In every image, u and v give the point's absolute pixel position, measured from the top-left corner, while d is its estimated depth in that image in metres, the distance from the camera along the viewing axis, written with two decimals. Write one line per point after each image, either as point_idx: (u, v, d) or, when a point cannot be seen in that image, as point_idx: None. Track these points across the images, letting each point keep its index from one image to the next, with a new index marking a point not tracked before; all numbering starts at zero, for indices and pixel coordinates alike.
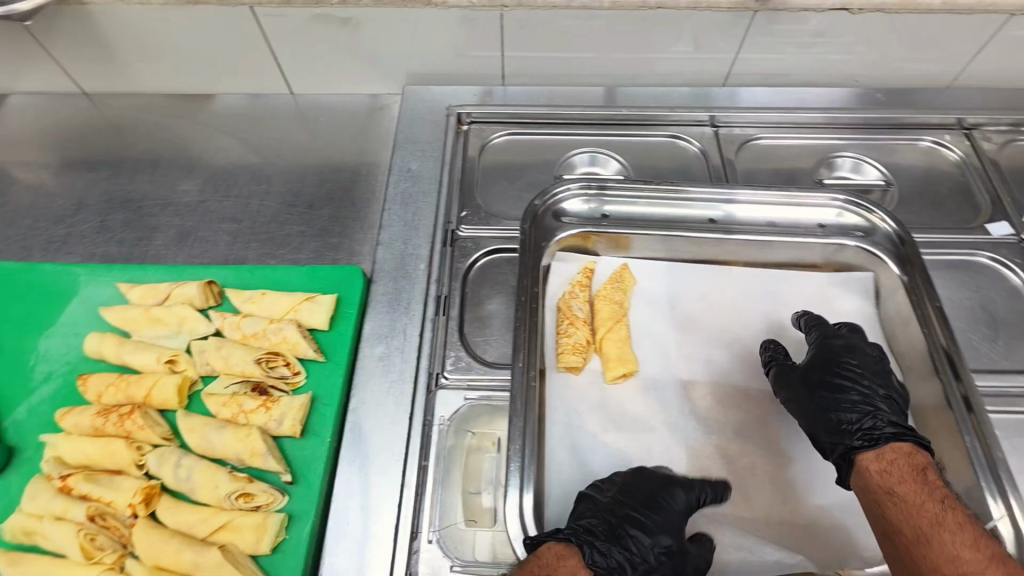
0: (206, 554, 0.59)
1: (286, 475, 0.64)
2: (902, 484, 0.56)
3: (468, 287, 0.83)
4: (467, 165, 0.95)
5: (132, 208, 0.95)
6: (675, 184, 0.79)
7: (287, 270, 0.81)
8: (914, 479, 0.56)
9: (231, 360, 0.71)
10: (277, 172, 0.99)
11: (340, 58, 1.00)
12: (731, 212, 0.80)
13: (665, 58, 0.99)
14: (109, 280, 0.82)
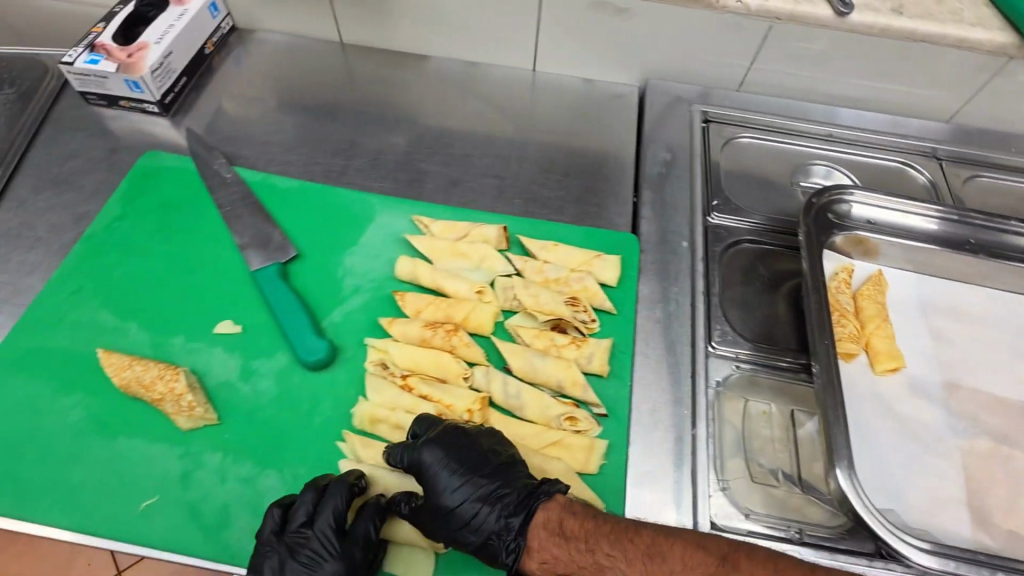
0: (550, 463, 0.68)
1: (601, 408, 0.72)
2: None
3: (722, 269, 0.91)
4: (711, 160, 1.02)
5: (397, 151, 1.03)
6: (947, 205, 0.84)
7: (567, 228, 0.88)
8: None
9: (540, 300, 0.78)
10: (527, 139, 1.06)
11: (597, 43, 1.08)
12: (990, 237, 0.85)
13: (901, 90, 1.06)
14: (403, 212, 0.89)
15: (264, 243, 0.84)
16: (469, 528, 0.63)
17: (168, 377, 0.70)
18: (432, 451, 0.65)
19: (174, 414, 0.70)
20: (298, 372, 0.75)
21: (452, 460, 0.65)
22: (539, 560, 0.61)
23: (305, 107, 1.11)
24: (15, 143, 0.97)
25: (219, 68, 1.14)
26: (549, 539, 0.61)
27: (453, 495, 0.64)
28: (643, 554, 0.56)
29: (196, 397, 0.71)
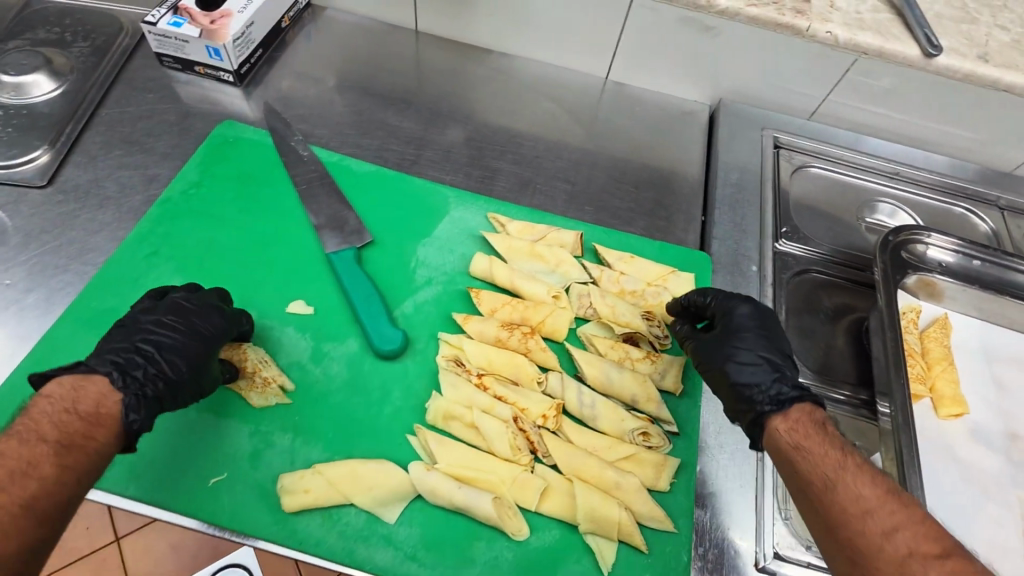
0: (625, 477, 0.66)
1: (672, 426, 0.71)
2: None
3: (788, 296, 0.90)
4: (782, 187, 1.02)
5: (469, 146, 1.03)
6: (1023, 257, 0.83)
7: (641, 241, 0.88)
8: None
9: (617, 311, 0.78)
10: (598, 147, 1.06)
11: (676, 58, 1.08)
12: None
13: (973, 136, 1.06)
14: (477, 208, 0.89)
15: (339, 226, 0.83)
16: (745, 371, 0.65)
17: (256, 363, 0.70)
18: (738, 311, 0.70)
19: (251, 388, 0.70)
20: (370, 359, 0.74)
21: (761, 327, 0.69)
22: (791, 440, 0.58)
23: (376, 91, 1.10)
24: (88, 97, 0.96)
25: (292, 43, 1.13)
26: (806, 431, 0.58)
27: (745, 350, 0.67)
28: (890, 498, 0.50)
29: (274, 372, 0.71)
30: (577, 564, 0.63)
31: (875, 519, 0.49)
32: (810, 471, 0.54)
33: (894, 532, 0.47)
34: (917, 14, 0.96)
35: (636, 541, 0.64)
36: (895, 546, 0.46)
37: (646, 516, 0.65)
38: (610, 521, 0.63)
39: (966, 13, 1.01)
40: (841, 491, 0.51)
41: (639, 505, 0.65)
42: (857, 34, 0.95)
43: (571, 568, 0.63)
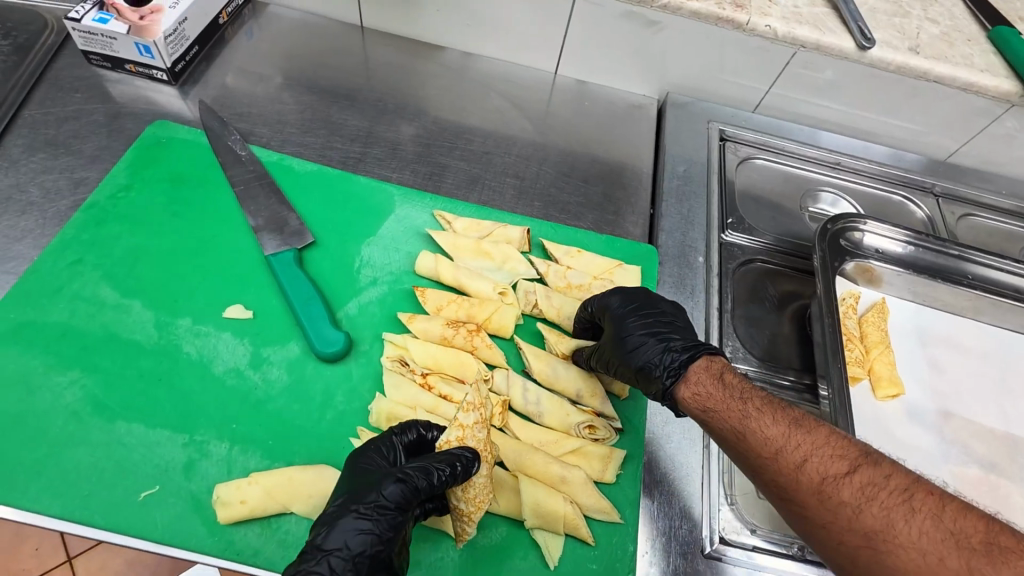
0: (571, 471, 0.66)
1: (616, 422, 0.71)
2: None
3: (734, 284, 0.92)
4: (727, 179, 1.04)
5: (418, 143, 1.01)
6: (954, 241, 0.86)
7: (589, 235, 0.89)
8: None
9: (565, 309, 0.78)
10: (546, 141, 1.06)
11: (624, 53, 1.08)
12: (1001, 275, 0.87)
13: (909, 125, 1.10)
14: (425, 206, 0.88)
15: (279, 227, 0.81)
16: (639, 358, 0.66)
17: (453, 443, 0.61)
18: (612, 303, 0.71)
19: (460, 519, 0.59)
20: (312, 362, 0.72)
21: (634, 307, 0.70)
22: (699, 404, 0.60)
23: (320, 88, 1.07)
24: (9, 99, 0.91)
25: (231, 40, 1.10)
26: (710, 389, 0.60)
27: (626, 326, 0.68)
28: (795, 433, 0.54)
29: (482, 484, 0.59)
30: (524, 561, 0.62)
31: (787, 456, 0.52)
32: (725, 427, 0.57)
33: (805, 463, 0.51)
34: (851, 9, 0.99)
35: (582, 533, 0.63)
36: (810, 475, 0.51)
37: (590, 508, 0.64)
38: (556, 515, 0.62)
39: (898, 7, 1.04)
40: (751, 439, 0.55)
41: (585, 498, 0.65)
42: (795, 28, 0.97)
43: (517, 565, 0.62)
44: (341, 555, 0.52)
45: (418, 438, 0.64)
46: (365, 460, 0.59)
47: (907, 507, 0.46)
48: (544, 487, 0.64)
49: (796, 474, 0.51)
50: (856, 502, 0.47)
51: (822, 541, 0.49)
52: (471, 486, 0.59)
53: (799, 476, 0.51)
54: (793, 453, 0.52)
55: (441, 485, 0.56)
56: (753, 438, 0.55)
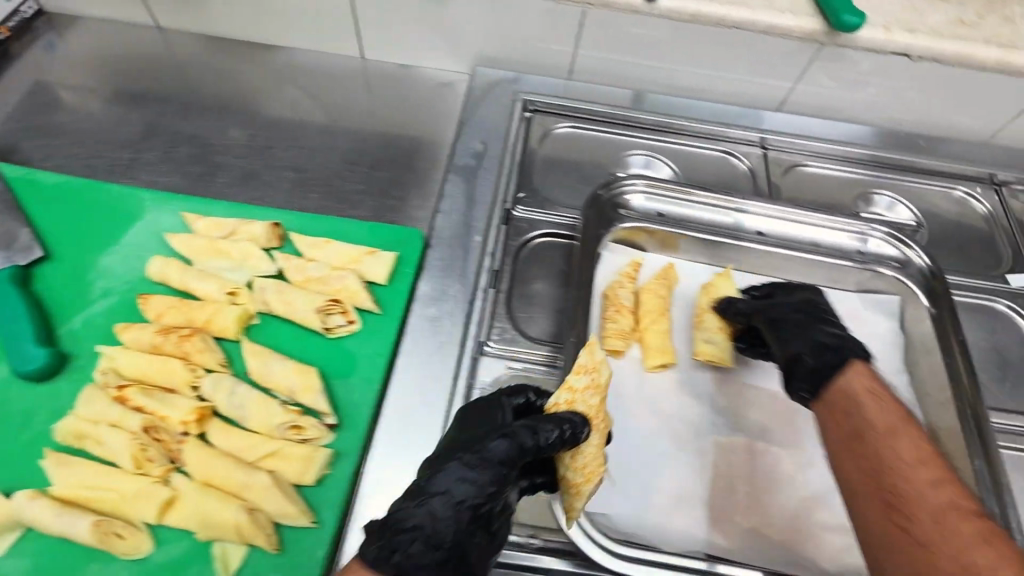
0: (254, 476, 0.62)
1: (332, 418, 0.67)
2: (905, 470, 0.51)
3: (519, 263, 0.86)
4: (530, 151, 0.98)
5: (197, 143, 0.97)
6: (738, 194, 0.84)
7: (349, 222, 0.83)
8: (918, 465, 0.52)
9: (294, 305, 0.73)
10: (338, 129, 1.01)
11: (419, 29, 1.02)
12: (782, 228, 0.85)
13: (731, 76, 1.02)
14: (174, 208, 0.83)
15: (7, 243, 0.77)
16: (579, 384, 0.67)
17: (563, 406, 0.59)
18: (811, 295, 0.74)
19: (570, 491, 0.59)
20: (17, 383, 0.69)
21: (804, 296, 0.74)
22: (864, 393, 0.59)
23: (106, 97, 1.03)
24: None
25: (19, 56, 1.06)
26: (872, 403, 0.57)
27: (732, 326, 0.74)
28: (924, 463, 0.52)
29: (592, 451, 0.59)
30: None
31: (862, 416, 0.56)
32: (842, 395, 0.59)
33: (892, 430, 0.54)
34: None
35: (262, 542, 0.59)
36: (896, 443, 0.53)
37: (277, 514, 0.61)
38: (227, 525, 0.59)
39: None
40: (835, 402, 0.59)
41: (271, 504, 0.61)
42: None
43: None
44: (446, 497, 0.50)
45: (528, 403, 0.63)
46: (479, 416, 0.61)
47: (997, 552, 0.45)
48: (221, 496, 0.60)
49: (913, 482, 0.50)
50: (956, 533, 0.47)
51: (882, 537, 0.50)
52: (581, 456, 0.59)
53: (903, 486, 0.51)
54: (886, 419, 0.55)
55: (552, 445, 0.55)
56: (876, 441, 0.54)
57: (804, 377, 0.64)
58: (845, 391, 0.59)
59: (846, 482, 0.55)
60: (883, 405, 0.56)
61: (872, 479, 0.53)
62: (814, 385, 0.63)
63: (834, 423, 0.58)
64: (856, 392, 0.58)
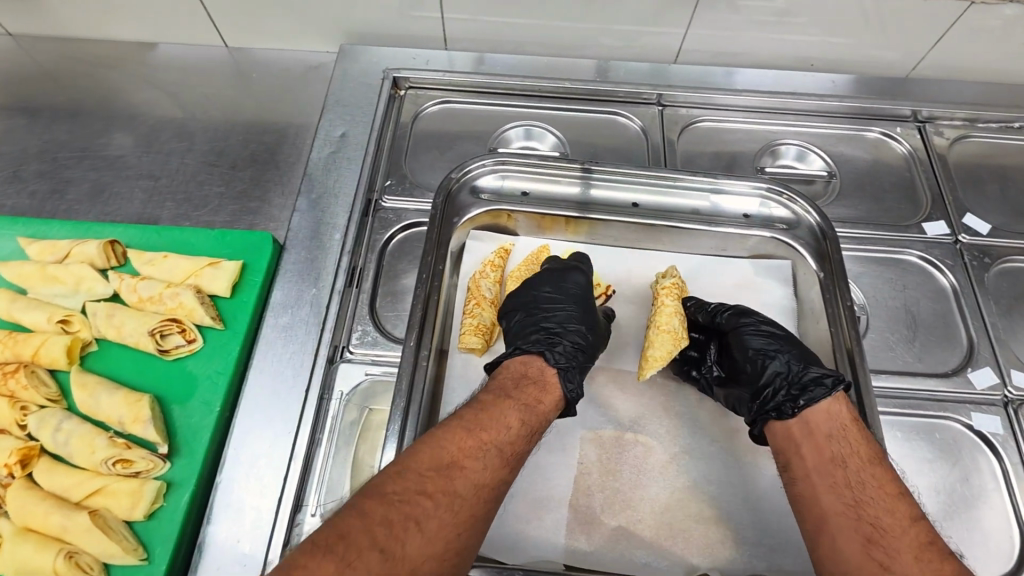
0: (74, 518, 0.59)
1: (164, 447, 0.63)
2: (882, 501, 0.53)
3: (385, 260, 0.80)
4: (399, 132, 0.91)
5: (50, 158, 0.92)
6: (611, 166, 0.77)
7: (194, 233, 0.79)
8: (904, 503, 0.53)
9: (125, 329, 0.69)
10: (203, 129, 0.95)
11: (273, 12, 0.94)
12: (655, 198, 0.78)
13: (615, 28, 0.93)
14: (11, 233, 0.79)
15: None
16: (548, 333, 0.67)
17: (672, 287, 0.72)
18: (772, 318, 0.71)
19: (651, 337, 0.70)
20: None
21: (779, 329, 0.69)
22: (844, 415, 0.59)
23: None
24: None
25: None
26: (847, 425, 0.59)
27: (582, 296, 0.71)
28: (900, 497, 0.53)
29: (678, 323, 0.70)
30: None
31: (860, 465, 0.56)
32: (842, 442, 0.57)
33: (888, 491, 0.54)
34: None
35: None
36: (889, 503, 0.53)
37: (99, 556, 0.58)
38: (46, 570, 0.57)
39: None
40: (831, 441, 0.58)
41: (93, 546, 0.58)
42: None
43: None
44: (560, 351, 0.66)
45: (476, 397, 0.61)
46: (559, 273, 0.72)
47: None
48: (41, 541, 0.58)
49: (903, 543, 0.50)
50: (930, 564, 0.48)
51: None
52: (669, 322, 0.70)
53: (879, 518, 0.52)
54: (879, 476, 0.55)
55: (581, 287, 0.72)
56: (860, 479, 0.55)
57: (784, 398, 0.63)
58: (828, 414, 0.60)
59: (822, 508, 0.55)
60: (862, 434, 0.58)
61: (851, 505, 0.54)
62: (798, 405, 0.61)
63: (812, 445, 0.59)
64: (842, 415, 0.59)
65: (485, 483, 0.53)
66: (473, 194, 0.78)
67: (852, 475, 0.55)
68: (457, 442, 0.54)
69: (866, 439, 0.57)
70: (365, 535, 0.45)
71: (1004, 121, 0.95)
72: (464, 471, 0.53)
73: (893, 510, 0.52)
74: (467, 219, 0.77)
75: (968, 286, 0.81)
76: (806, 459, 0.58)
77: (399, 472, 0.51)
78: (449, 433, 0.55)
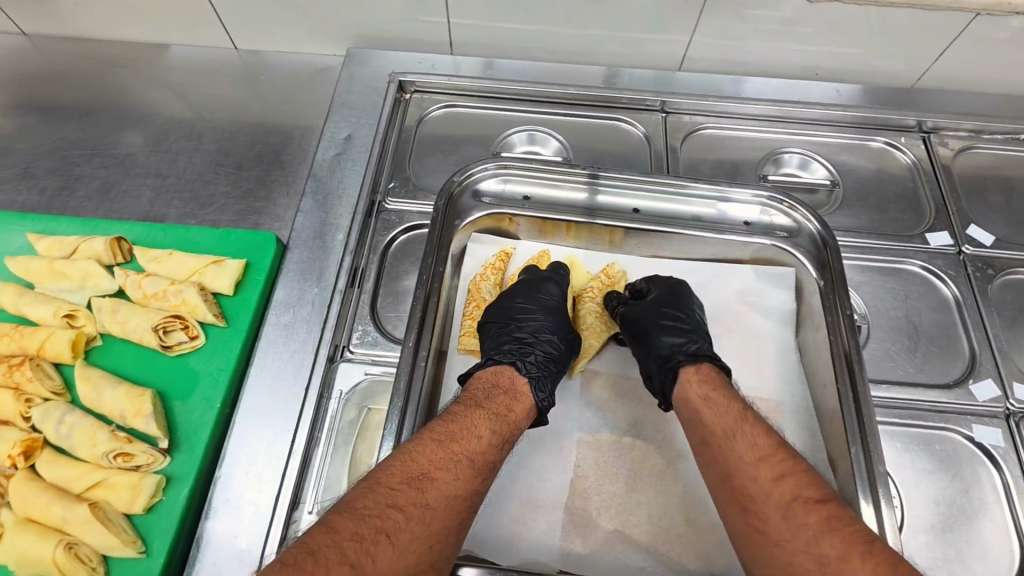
0: (75, 510, 0.59)
1: (165, 441, 0.64)
2: (766, 486, 0.55)
3: (387, 261, 0.80)
4: (404, 135, 0.92)
5: (61, 155, 0.94)
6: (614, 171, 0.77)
7: (200, 231, 0.80)
8: (784, 481, 0.54)
9: (130, 325, 0.70)
10: (211, 130, 0.97)
11: (282, 16, 0.96)
12: (656, 204, 0.78)
13: (619, 36, 0.94)
14: (20, 228, 0.80)
15: None
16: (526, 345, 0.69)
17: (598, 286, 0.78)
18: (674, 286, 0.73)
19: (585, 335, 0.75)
20: None
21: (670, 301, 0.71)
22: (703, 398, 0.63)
23: None
24: None
25: None
26: (722, 399, 0.62)
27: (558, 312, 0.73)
28: (781, 477, 0.55)
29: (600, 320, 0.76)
30: None
31: (748, 454, 0.57)
32: (724, 434, 0.59)
33: (774, 476, 0.55)
34: None
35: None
36: (780, 489, 0.54)
37: (100, 549, 0.58)
38: (45, 561, 0.57)
39: None
40: (714, 435, 0.60)
41: (95, 538, 0.58)
42: None
43: None
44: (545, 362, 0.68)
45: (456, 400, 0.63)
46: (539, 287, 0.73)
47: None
48: (42, 533, 0.59)
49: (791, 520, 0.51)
50: (795, 522, 0.51)
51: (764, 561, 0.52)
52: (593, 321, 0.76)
53: (760, 502, 0.54)
54: (763, 457, 0.56)
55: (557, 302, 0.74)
56: (745, 467, 0.57)
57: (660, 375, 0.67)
58: (691, 404, 0.63)
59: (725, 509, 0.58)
60: (738, 416, 0.60)
61: (738, 495, 0.56)
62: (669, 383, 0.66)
63: (697, 437, 0.62)
64: (704, 405, 0.62)
65: (460, 490, 0.55)
66: (474, 197, 0.78)
67: (737, 465, 0.57)
68: (428, 456, 0.55)
69: (748, 425, 0.59)
70: (333, 550, 0.44)
71: (1009, 132, 0.95)
72: (436, 483, 0.54)
73: (774, 493, 0.54)
74: (468, 222, 0.77)
75: (971, 297, 0.80)
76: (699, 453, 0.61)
77: (372, 486, 0.51)
78: (420, 446, 0.55)
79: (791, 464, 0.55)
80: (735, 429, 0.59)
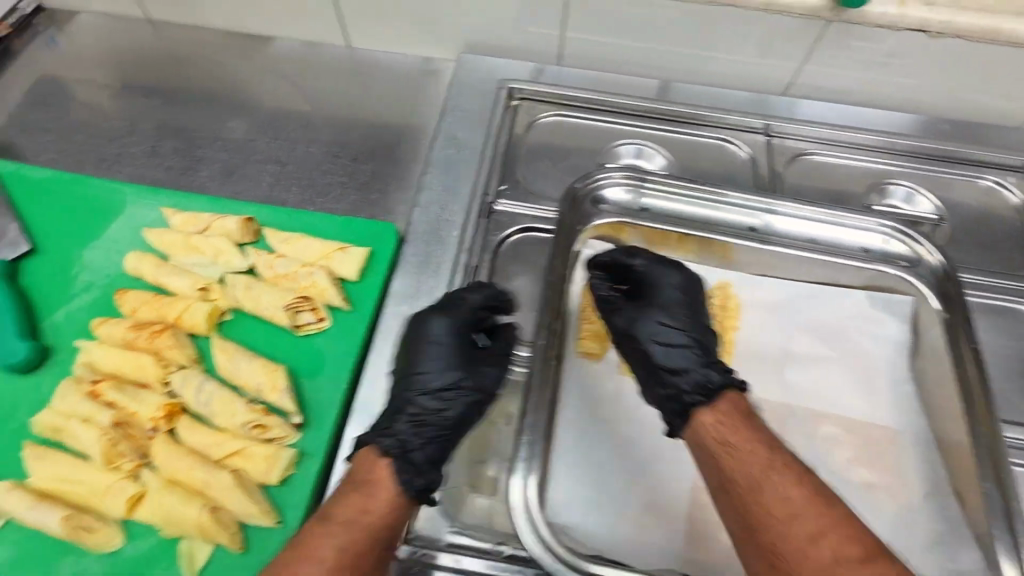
0: (216, 475, 0.62)
1: (298, 417, 0.66)
2: (783, 531, 0.49)
3: (499, 260, 0.82)
4: (513, 140, 0.94)
5: (184, 136, 0.98)
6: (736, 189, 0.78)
7: (323, 218, 0.83)
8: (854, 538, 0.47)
9: (262, 302, 0.73)
10: (324, 122, 1.00)
11: (401, 17, 0.99)
12: (775, 225, 0.79)
13: (730, 58, 0.95)
14: (153, 202, 0.84)
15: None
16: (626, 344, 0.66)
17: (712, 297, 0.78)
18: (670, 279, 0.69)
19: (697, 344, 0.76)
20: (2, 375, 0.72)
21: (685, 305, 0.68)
22: (717, 435, 0.56)
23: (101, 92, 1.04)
24: None
25: (27, 52, 1.10)
26: (733, 425, 0.56)
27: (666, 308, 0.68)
28: (797, 521, 0.49)
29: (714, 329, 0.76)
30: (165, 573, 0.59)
31: (767, 492, 0.51)
32: (734, 467, 0.53)
33: (817, 536, 0.48)
34: None
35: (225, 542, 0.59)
36: (794, 531, 0.49)
37: (241, 515, 0.61)
38: (188, 521, 0.59)
39: None
40: (723, 462, 0.54)
41: (236, 505, 0.61)
42: None
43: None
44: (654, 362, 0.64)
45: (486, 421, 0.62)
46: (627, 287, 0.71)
47: None
48: (185, 494, 0.61)
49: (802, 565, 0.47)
50: None
51: None
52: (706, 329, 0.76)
53: (805, 557, 0.48)
54: (786, 493, 0.50)
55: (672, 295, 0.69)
56: (774, 510, 0.50)
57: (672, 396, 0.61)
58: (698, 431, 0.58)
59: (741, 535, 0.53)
60: (734, 437, 0.55)
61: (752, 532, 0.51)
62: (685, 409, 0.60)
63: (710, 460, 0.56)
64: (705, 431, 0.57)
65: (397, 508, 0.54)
66: (595, 202, 0.80)
67: (751, 504, 0.51)
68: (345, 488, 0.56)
69: (744, 455, 0.53)
70: None
71: None
72: (368, 513, 0.54)
73: (791, 538, 0.49)
74: (589, 227, 0.79)
75: None
76: (711, 479, 0.56)
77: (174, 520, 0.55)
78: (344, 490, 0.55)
79: (810, 504, 0.49)
80: (747, 457, 0.53)
